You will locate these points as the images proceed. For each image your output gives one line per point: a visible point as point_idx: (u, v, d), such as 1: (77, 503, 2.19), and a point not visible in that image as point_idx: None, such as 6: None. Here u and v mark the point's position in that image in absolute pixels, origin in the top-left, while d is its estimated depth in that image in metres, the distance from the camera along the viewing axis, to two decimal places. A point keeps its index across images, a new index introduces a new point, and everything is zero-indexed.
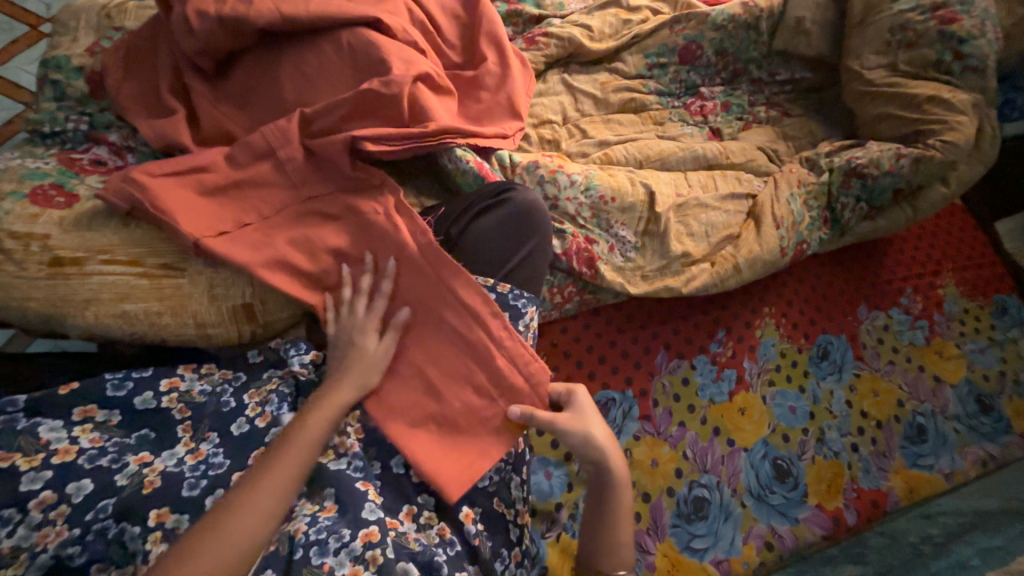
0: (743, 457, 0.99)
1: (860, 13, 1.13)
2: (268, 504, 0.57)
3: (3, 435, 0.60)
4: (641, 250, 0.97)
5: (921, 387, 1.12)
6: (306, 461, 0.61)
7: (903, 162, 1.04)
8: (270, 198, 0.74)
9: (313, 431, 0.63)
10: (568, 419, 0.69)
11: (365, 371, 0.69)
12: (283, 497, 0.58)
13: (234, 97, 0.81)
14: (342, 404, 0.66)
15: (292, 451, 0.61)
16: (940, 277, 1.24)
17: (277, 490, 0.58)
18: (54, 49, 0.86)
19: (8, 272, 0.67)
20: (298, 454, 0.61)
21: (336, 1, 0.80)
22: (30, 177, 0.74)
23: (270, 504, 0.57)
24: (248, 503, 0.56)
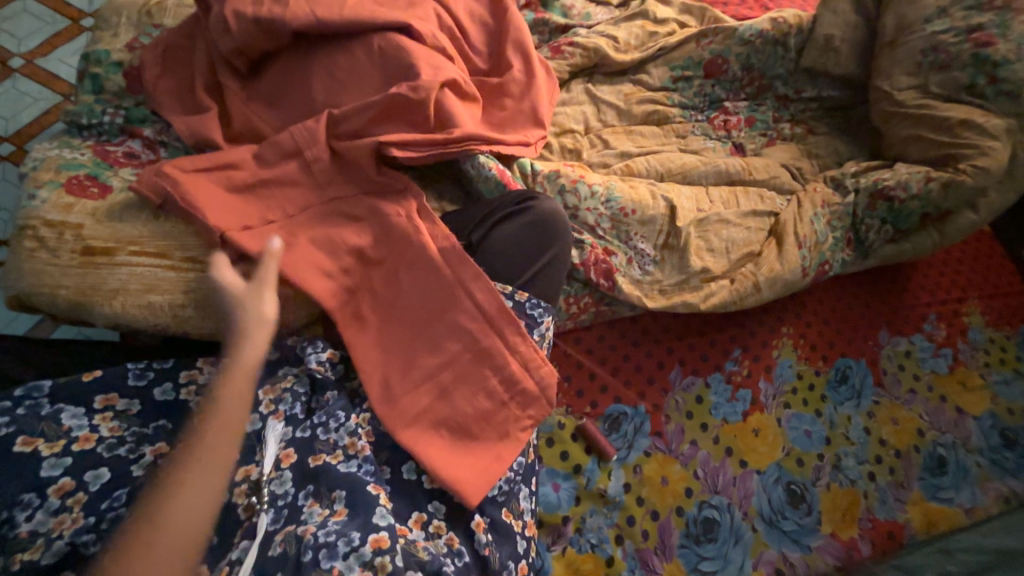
0: (756, 479, 0.97)
1: (892, 33, 1.11)
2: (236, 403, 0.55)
3: (26, 419, 0.61)
4: (660, 263, 0.96)
5: (942, 417, 1.09)
6: (236, 428, 0.54)
7: (932, 186, 1.01)
8: (297, 199, 0.76)
9: (232, 391, 0.56)
10: None
11: (264, 314, 0.62)
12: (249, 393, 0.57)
13: (265, 97, 0.83)
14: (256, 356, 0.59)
15: (215, 423, 0.54)
16: (966, 305, 1.21)
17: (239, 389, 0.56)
18: (95, 44, 0.88)
19: (42, 259, 0.69)
20: (220, 423, 0.54)
21: (369, 6, 0.81)
22: (67, 168, 0.76)
23: (213, 477, 0.51)
24: (194, 482, 0.50)
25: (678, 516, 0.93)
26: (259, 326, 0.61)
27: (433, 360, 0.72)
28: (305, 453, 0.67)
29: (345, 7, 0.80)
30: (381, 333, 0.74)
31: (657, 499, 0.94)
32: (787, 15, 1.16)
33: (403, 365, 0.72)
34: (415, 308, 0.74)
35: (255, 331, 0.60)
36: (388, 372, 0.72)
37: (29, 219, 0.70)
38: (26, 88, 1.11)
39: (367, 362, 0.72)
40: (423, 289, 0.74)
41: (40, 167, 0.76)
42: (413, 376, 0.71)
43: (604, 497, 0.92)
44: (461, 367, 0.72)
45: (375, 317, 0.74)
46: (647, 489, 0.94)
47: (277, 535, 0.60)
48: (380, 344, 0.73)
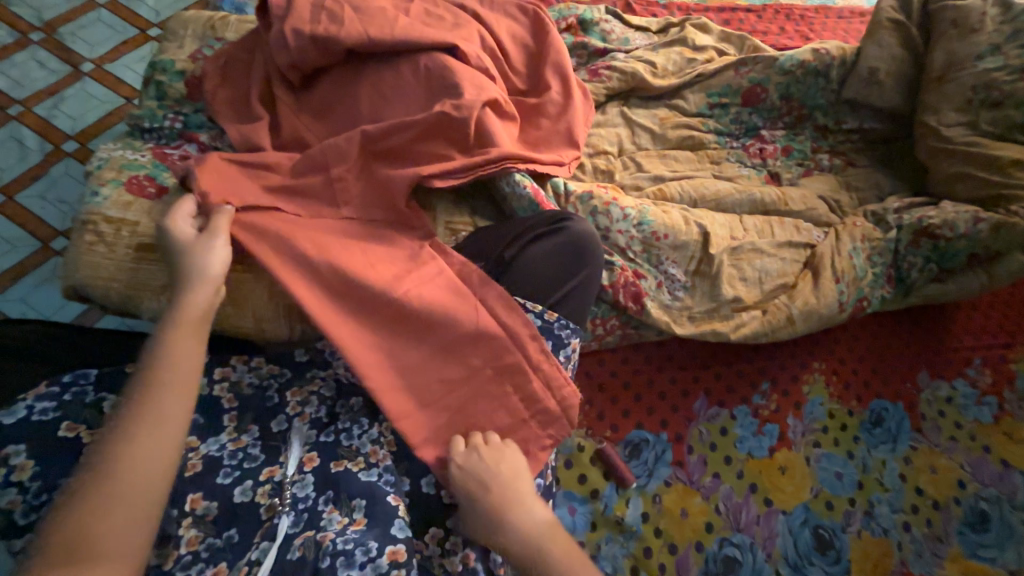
0: (781, 520, 0.93)
1: (940, 68, 1.08)
2: (190, 339, 0.60)
3: (72, 405, 0.63)
4: (690, 290, 0.95)
5: (986, 470, 1.03)
6: (194, 363, 0.59)
7: (981, 227, 0.98)
8: (337, 206, 0.78)
9: (182, 332, 0.60)
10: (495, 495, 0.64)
11: (217, 262, 0.67)
12: (200, 331, 0.61)
13: (314, 109, 0.86)
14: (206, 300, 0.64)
15: (170, 361, 0.58)
16: (1014, 351, 1.15)
17: (191, 328, 0.61)
18: (162, 54, 0.94)
19: (99, 253, 0.73)
20: (168, 361, 0.57)
21: (418, 27, 0.85)
22: (129, 168, 0.81)
23: (182, 404, 0.56)
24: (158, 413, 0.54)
25: (697, 551, 0.90)
26: (208, 274, 0.65)
27: (457, 375, 0.72)
28: (328, 457, 0.68)
29: (397, 28, 0.84)
30: (400, 345, 0.72)
31: (675, 532, 0.91)
32: (830, 47, 1.15)
33: (423, 379, 0.71)
34: (439, 321, 0.72)
35: (205, 279, 0.65)
36: (407, 385, 0.71)
37: (91, 214, 0.75)
38: (94, 91, 1.19)
39: (380, 376, 0.70)
40: (449, 301, 0.73)
41: (105, 166, 0.81)
42: (437, 388, 0.71)
43: (620, 525, 0.90)
44: (484, 384, 0.72)
45: (394, 328, 0.73)
46: (666, 521, 0.91)
47: (296, 539, 0.61)
48: (403, 356, 0.72)
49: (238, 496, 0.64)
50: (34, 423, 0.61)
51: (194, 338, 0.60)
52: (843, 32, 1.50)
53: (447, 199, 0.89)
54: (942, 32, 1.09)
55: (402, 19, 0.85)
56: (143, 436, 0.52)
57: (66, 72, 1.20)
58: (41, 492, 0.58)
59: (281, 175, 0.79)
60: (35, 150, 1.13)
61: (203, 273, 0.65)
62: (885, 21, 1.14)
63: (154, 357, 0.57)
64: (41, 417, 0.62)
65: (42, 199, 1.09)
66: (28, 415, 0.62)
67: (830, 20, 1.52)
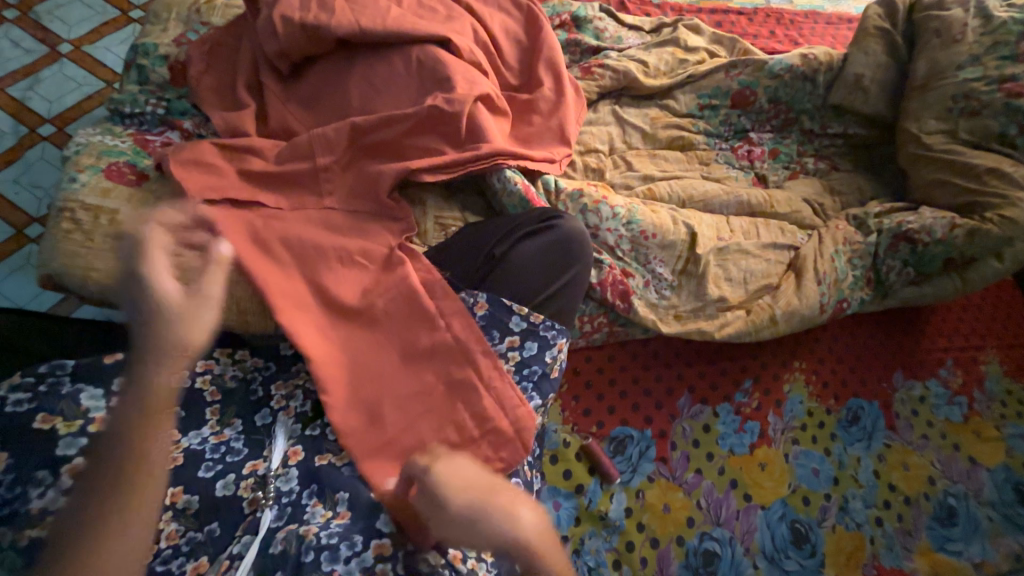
0: (760, 515, 0.96)
1: (923, 76, 1.11)
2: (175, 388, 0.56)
3: (46, 397, 0.61)
4: (676, 289, 0.96)
5: (954, 467, 1.07)
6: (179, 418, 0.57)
7: (957, 234, 1.01)
8: (327, 199, 0.78)
9: (168, 359, 0.56)
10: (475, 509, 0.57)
11: (202, 296, 0.59)
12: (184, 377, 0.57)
13: (302, 98, 0.85)
14: (188, 344, 0.57)
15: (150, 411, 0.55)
16: (984, 353, 1.19)
17: (173, 373, 0.56)
18: (145, 37, 0.91)
19: (77, 241, 0.71)
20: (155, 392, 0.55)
21: (410, 19, 0.84)
22: (108, 154, 0.79)
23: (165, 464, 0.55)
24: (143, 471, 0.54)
25: (679, 545, 0.92)
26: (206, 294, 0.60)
27: (441, 370, 0.71)
28: (312, 451, 0.68)
29: (388, 18, 0.82)
30: (385, 342, 0.72)
31: (658, 526, 0.93)
32: (818, 52, 1.17)
33: (410, 374, 0.71)
34: (421, 319, 0.72)
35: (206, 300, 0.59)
36: (391, 382, 0.70)
37: (68, 201, 0.73)
38: (72, 73, 1.15)
39: (338, 386, 0.69)
40: (439, 298, 0.74)
41: (84, 152, 0.79)
42: (422, 383, 0.71)
43: (604, 520, 0.92)
44: (468, 378, 0.71)
45: (373, 328, 0.73)
46: (649, 515, 0.93)
47: (279, 532, 0.60)
48: (389, 352, 0.72)
49: (219, 490, 0.63)
50: (7, 415, 0.60)
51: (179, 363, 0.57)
52: (831, 37, 1.52)
53: (437, 193, 0.88)
54: (925, 41, 1.12)
55: (393, 10, 0.84)
56: (134, 484, 0.53)
57: (42, 52, 1.16)
58: (14, 485, 0.57)
59: (268, 165, 0.78)
60: (8, 132, 1.09)
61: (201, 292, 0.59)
62: (870, 28, 1.16)
63: (138, 409, 0.54)
64: (14, 408, 0.60)
65: (15, 183, 1.05)
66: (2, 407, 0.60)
67: (819, 25, 1.54)
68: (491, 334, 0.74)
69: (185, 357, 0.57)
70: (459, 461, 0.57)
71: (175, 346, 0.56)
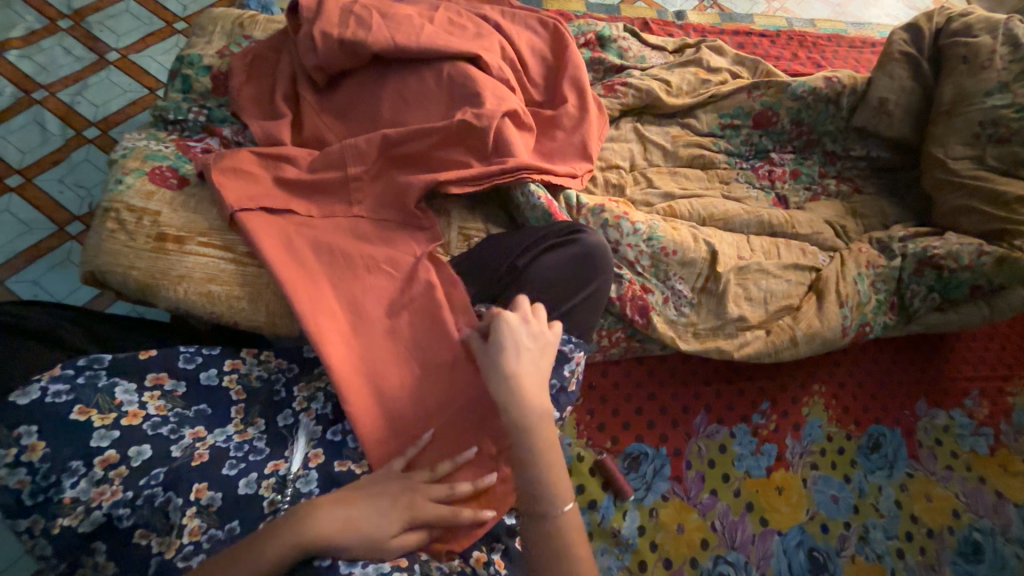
0: (776, 540, 0.94)
1: (949, 102, 1.10)
2: (281, 547, 0.55)
3: (84, 389, 0.64)
4: (695, 306, 0.96)
5: (981, 500, 1.03)
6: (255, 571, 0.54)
7: (984, 260, 0.99)
8: (357, 208, 0.80)
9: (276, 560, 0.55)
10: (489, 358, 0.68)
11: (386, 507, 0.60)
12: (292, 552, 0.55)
13: (336, 109, 0.88)
14: (321, 531, 0.56)
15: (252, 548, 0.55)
16: (1011, 384, 1.16)
17: (291, 541, 0.55)
18: (190, 48, 0.96)
19: (120, 241, 0.74)
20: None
21: (443, 36, 0.87)
22: (152, 158, 0.83)
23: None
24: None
25: (692, 568, 0.90)
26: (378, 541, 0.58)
27: (461, 379, 0.72)
28: (331, 456, 0.68)
29: (422, 35, 0.86)
30: (408, 347, 0.74)
31: (671, 547, 0.91)
32: (842, 76, 1.17)
33: (429, 381, 0.72)
34: (446, 326, 0.74)
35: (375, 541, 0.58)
36: (413, 388, 0.72)
37: (114, 202, 0.76)
38: (118, 80, 1.21)
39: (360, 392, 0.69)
40: (461, 307, 0.76)
41: (129, 156, 0.82)
42: (442, 394, 0.72)
43: (616, 537, 0.90)
44: (487, 391, 0.72)
45: (399, 334, 0.74)
46: (662, 535, 0.92)
47: None
48: (412, 357, 0.73)
49: (242, 488, 0.63)
50: (45, 405, 0.62)
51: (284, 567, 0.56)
52: (854, 61, 1.53)
53: (461, 204, 0.91)
54: (952, 66, 1.11)
55: (427, 27, 0.87)
56: None
57: (92, 60, 1.22)
58: (50, 473, 0.60)
59: (301, 172, 0.80)
60: (56, 135, 1.14)
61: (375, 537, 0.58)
62: (895, 53, 1.15)
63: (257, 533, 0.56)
64: (53, 399, 0.62)
65: (60, 183, 1.10)
66: (41, 397, 0.62)
67: (842, 48, 1.55)
68: None
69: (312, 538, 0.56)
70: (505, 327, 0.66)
71: (324, 523, 0.56)
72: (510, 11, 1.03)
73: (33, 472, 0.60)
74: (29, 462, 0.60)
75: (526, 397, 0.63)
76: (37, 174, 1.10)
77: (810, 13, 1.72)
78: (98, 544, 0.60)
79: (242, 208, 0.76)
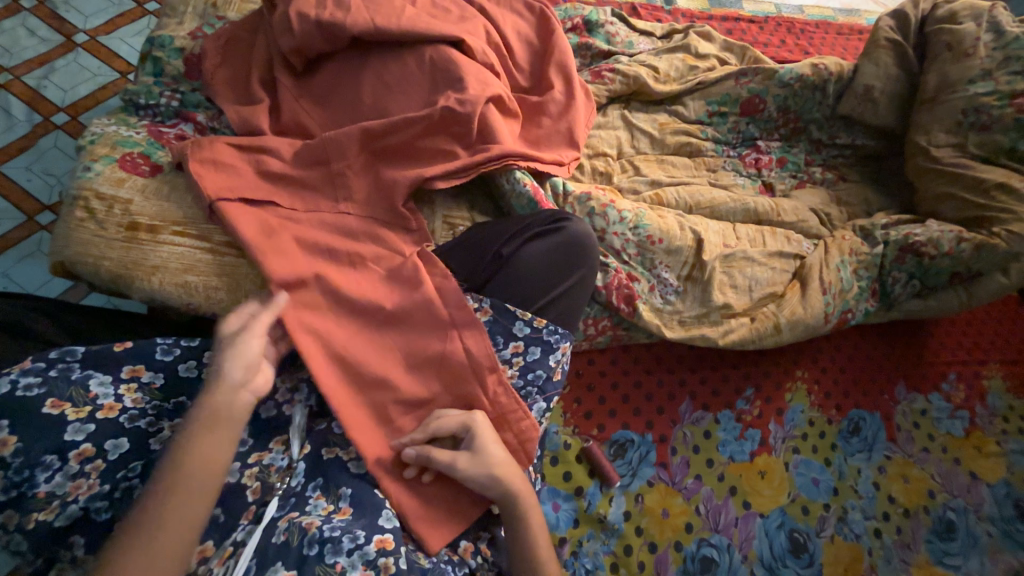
0: (758, 522, 0.96)
1: (933, 90, 1.10)
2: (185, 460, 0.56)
3: (57, 382, 0.62)
4: (681, 294, 0.96)
5: (955, 481, 1.07)
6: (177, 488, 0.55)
7: (963, 247, 1.01)
8: (344, 204, 0.77)
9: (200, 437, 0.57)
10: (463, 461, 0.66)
11: (239, 367, 0.62)
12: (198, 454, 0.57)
13: (315, 94, 0.85)
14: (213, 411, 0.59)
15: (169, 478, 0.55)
16: (986, 368, 1.19)
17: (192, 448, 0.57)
18: (161, 30, 0.92)
19: (90, 230, 0.72)
20: (194, 473, 0.56)
21: (424, 19, 0.84)
22: (122, 145, 0.80)
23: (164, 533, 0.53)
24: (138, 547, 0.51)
25: (676, 551, 0.92)
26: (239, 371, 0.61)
27: (448, 378, 0.72)
28: (318, 444, 0.69)
29: (402, 17, 0.83)
30: (392, 344, 0.73)
31: (656, 531, 0.93)
32: (829, 63, 1.17)
33: (414, 377, 0.72)
34: (432, 318, 0.72)
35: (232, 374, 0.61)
36: (397, 381, 0.72)
37: (82, 190, 0.74)
38: (86, 63, 1.16)
39: (344, 387, 0.70)
40: (446, 300, 0.73)
41: (97, 142, 0.79)
42: (426, 389, 0.72)
43: (603, 523, 0.92)
44: (472, 391, 0.72)
45: (384, 325, 0.73)
46: (647, 520, 0.93)
47: (281, 522, 0.62)
48: (396, 350, 0.72)
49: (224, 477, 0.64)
50: (16, 400, 0.59)
51: (215, 439, 0.58)
52: (841, 48, 1.52)
53: (446, 192, 0.89)
54: (936, 54, 1.11)
55: (408, 9, 0.85)
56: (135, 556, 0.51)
57: (58, 41, 1.17)
58: (22, 468, 0.58)
59: (279, 160, 0.78)
60: (22, 120, 1.09)
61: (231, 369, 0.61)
62: (882, 40, 1.15)
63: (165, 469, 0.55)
64: (24, 392, 0.60)
65: (28, 170, 1.06)
66: (11, 390, 0.60)
67: (829, 35, 1.55)
68: (495, 340, 0.75)
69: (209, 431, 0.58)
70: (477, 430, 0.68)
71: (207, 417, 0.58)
72: None
73: (4, 467, 0.57)
74: None
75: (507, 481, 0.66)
76: (2, 161, 1.06)
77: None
78: (76, 538, 0.60)
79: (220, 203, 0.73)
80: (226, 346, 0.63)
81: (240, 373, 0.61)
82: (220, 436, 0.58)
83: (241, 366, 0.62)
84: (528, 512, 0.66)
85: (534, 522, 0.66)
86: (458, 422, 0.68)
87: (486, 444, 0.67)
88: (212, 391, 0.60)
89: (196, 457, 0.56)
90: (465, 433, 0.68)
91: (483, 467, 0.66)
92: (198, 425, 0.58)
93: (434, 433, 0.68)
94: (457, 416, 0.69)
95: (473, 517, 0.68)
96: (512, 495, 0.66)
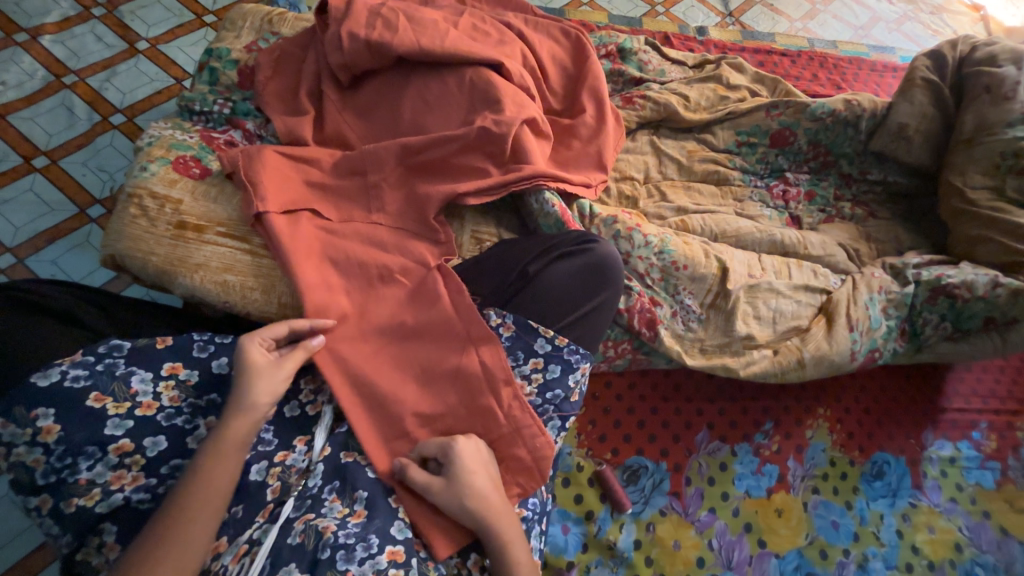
0: (773, 562, 0.93)
1: (970, 131, 1.08)
2: (217, 476, 0.60)
3: (103, 376, 0.64)
4: (704, 322, 0.96)
5: (985, 536, 1.02)
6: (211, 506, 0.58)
7: (999, 292, 0.99)
8: (376, 214, 0.80)
9: (216, 463, 0.60)
10: (439, 486, 0.65)
11: (266, 391, 0.64)
12: (229, 471, 0.60)
13: (358, 109, 0.89)
14: (242, 430, 0.62)
15: (198, 493, 0.58)
16: (1021, 419, 1.15)
17: (221, 468, 0.60)
18: (219, 42, 0.98)
19: (141, 226, 0.76)
20: (205, 498, 0.58)
21: (467, 42, 0.88)
22: (176, 147, 0.84)
23: (190, 541, 0.57)
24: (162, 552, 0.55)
25: None
26: (256, 401, 0.63)
27: (464, 393, 0.73)
28: (337, 447, 0.70)
29: (446, 40, 0.87)
30: (414, 354, 0.74)
31: (667, 563, 0.91)
32: (863, 98, 1.15)
33: (433, 388, 0.73)
34: (455, 334, 0.74)
35: (250, 410, 0.63)
36: (417, 393, 0.73)
37: (137, 188, 0.78)
38: (146, 68, 1.24)
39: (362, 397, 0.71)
40: (469, 317, 0.74)
41: (155, 144, 0.84)
42: (445, 403, 0.73)
43: (612, 550, 0.90)
44: (489, 405, 0.72)
45: (408, 337, 0.75)
46: (658, 551, 0.91)
47: (297, 523, 0.63)
48: (417, 360, 0.74)
49: (252, 474, 0.66)
50: (65, 390, 0.62)
51: (234, 462, 0.61)
52: (874, 85, 1.52)
53: (475, 208, 0.91)
54: (974, 96, 1.09)
55: (451, 32, 0.88)
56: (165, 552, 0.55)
57: (122, 47, 1.25)
58: (65, 455, 0.61)
59: (320, 172, 0.81)
60: (83, 119, 1.17)
61: (248, 404, 0.63)
62: (917, 79, 1.14)
63: (191, 487, 0.58)
64: (72, 383, 0.63)
65: (84, 166, 1.13)
66: (61, 380, 0.63)
67: (862, 72, 1.55)
68: (516, 356, 0.76)
69: (234, 454, 0.61)
70: (461, 453, 0.67)
71: (233, 440, 0.61)
72: (534, 20, 1.04)
73: (48, 452, 0.61)
74: (44, 443, 0.61)
75: (484, 505, 0.65)
76: (62, 157, 1.13)
77: (832, 35, 1.72)
78: (107, 526, 0.63)
79: (251, 179, 0.77)
80: (244, 379, 0.64)
81: (259, 404, 0.64)
82: (234, 457, 0.61)
83: (260, 402, 0.64)
84: (513, 539, 0.65)
85: (515, 547, 0.65)
86: (439, 446, 0.68)
87: (465, 467, 0.67)
88: (236, 415, 0.62)
89: (218, 473, 0.60)
90: (443, 456, 0.68)
91: (460, 492, 0.65)
92: (223, 448, 0.61)
93: (421, 451, 0.69)
94: (438, 440, 0.69)
95: (465, 540, 0.67)
96: (488, 521, 0.64)
